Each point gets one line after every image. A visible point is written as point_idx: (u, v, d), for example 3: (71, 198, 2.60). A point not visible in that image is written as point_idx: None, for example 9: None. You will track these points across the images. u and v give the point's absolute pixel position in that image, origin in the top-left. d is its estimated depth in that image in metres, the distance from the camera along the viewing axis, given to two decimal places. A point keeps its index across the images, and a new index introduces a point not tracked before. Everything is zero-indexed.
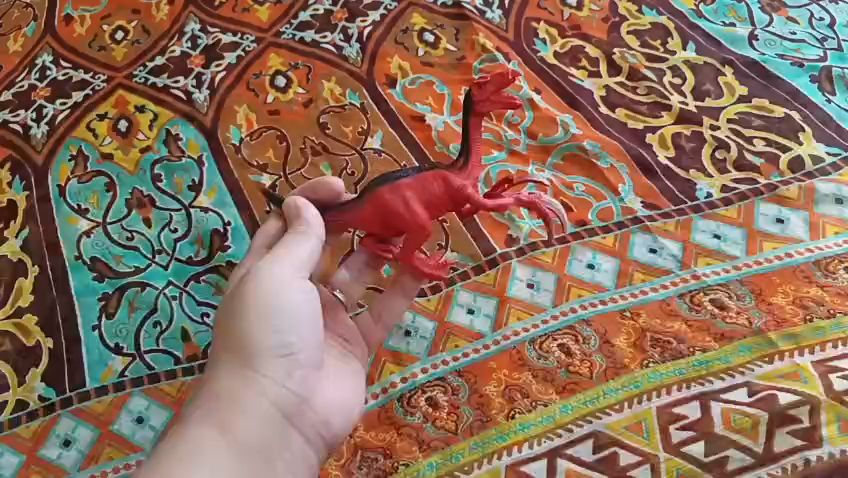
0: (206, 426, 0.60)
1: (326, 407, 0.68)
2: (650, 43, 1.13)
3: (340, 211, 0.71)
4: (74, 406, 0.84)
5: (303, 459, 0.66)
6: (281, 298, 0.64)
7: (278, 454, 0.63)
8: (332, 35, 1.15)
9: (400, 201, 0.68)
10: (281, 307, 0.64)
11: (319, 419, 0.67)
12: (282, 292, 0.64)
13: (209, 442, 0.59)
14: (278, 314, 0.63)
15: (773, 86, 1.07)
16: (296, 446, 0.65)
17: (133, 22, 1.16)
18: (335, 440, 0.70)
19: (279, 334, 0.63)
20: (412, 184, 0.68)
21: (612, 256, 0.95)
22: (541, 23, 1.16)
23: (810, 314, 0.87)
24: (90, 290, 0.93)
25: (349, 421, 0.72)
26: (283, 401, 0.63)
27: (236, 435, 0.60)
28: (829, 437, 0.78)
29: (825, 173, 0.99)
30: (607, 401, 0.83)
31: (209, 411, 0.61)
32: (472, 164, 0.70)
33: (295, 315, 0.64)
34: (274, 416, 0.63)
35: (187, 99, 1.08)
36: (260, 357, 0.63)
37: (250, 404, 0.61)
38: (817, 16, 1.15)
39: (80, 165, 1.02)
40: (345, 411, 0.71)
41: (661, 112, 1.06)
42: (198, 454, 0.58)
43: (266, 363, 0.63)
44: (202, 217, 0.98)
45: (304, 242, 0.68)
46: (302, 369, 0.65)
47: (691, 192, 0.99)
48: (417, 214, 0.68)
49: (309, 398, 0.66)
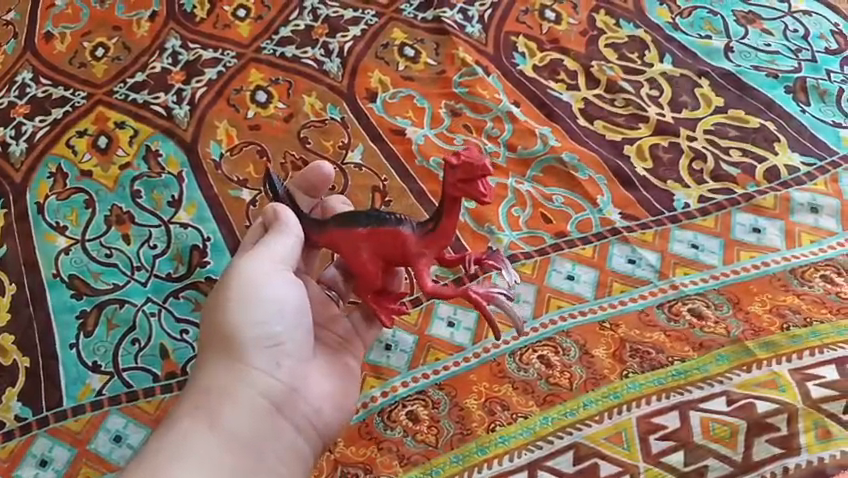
0: (199, 417, 0.68)
1: (319, 398, 0.73)
2: (627, 56, 1.15)
3: (314, 224, 0.71)
4: (51, 425, 0.84)
5: (296, 447, 0.71)
6: (262, 296, 0.69)
7: (266, 441, 0.68)
8: (313, 50, 1.15)
9: (349, 245, 0.68)
10: (264, 305, 0.69)
11: (310, 409, 0.72)
12: (263, 291, 0.70)
13: (202, 428, 0.67)
14: (261, 311, 0.69)
15: (749, 97, 1.09)
16: (287, 434, 0.70)
17: (114, 39, 1.17)
18: (332, 428, 0.74)
19: (260, 330, 0.69)
20: (366, 236, 0.67)
21: (591, 267, 0.95)
22: (520, 37, 1.17)
23: (787, 323, 0.88)
24: (68, 307, 0.92)
25: (346, 411, 0.75)
26: (270, 392, 0.69)
27: (224, 426, 0.67)
28: (807, 445, 0.78)
29: (800, 182, 1.00)
30: (587, 412, 0.84)
31: (201, 402, 0.68)
32: (434, 234, 0.66)
33: (276, 311, 0.70)
34: (261, 407, 0.69)
35: (167, 115, 1.08)
36: (247, 351, 0.69)
37: (237, 396, 0.68)
38: (791, 27, 1.17)
39: (59, 182, 1.02)
40: (340, 401, 0.75)
41: (638, 124, 1.07)
42: (194, 438, 0.67)
43: (252, 357, 0.69)
44: (182, 233, 0.97)
45: (282, 239, 0.71)
46: (288, 362, 0.71)
47: (668, 202, 1.00)
48: (365, 265, 0.68)
49: (298, 390, 0.71)
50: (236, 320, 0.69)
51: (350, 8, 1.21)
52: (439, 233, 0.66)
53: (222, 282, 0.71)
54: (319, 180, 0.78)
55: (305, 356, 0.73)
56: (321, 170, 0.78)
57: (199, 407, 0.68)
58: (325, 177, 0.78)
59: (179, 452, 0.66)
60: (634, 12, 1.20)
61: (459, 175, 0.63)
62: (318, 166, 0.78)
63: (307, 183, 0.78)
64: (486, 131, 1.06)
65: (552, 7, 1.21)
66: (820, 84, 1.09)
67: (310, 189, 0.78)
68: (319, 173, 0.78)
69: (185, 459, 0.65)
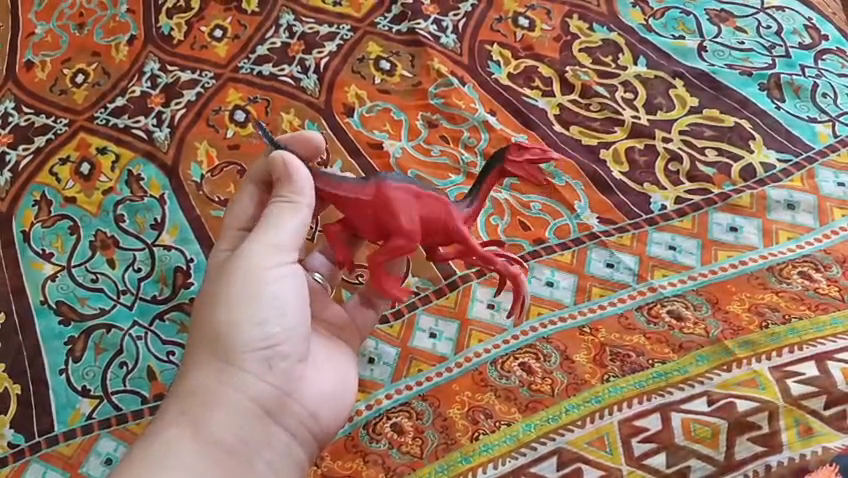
0: (187, 423, 0.66)
1: (314, 400, 0.72)
2: (602, 60, 1.15)
3: (335, 184, 0.68)
4: (43, 451, 0.85)
5: (289, 451, 0.70)
6: (260, 293, 0.67)
7: (257, 447, 0.67)
8: (290, 67, 1.16)
9: (401, 203, 0.67)
10: (263, 303, 0.67)
11: (305, 411, 0.71)
12: (261, 287, 0.68)
13: (189, 438, 0.65)
14: (259, 309, 0.67)
15: (723, 96, 1.09)
16: (279, 439, 0.69)
17: (94, 64, 1.18)
18: (326, 430, 0.73)
19: (258, 331, 0.67)
20: (416, 197, 0.67)
21: (569, 273, 0.96)
22: (494, 45, 1.18)
23: (766, 321, 0.88)
24: (56, 334, 0.94)
25: (340, 413, 0.75)
26: (264, 394, 0.68)
27: (215, 433, 0.65)
28: (789, 443, 0.79)
29: (776, 179, 1.00)
30: (570, 417, 0.84)
31: (188, 408, 0.66)
32: (476, 208, 0.71)
33: (274, 308, 0.68)
34: (254, 411, 0.67)
35: (148, 138, 1.09)
36: (241, 354, 0.67)
37: (229, 401, 0.66)
38: (764, 24, 1.18)
39: (43, 210, 1.04)
40: (335, 403, 0.74)
41: (614, 128, 1.08)
42: (180, 448, 0.64)
43: (247, 358, 0.67)
44: (165, 255, 0.99)
45: (289, 219, 0.68)
46: (284, 363, 0.69)
47: (646, 204, 1.00)
48: (413, 224, 0.67)
49: (293, 393, 0.70)
50: (231, 318, 0.67)
51: (325, 23, 1.22)
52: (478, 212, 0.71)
53: (219, 273, 0.69)
54: (308, 149, 0.74)
55: (301, 357, 0.71)
56: (309, 138, 0.74)
57: (188, 413, 0.66)
58: (315, 146, 0.75)
59: (166, 460, 0.64)
60: (607, 15, 1.21)
61: (526, 158, 0.70)
62: (308, 135, 0.75)
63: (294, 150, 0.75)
64: (462, 141, 1.07)
65: (525, 14, 1.22)
66: (795, 80, 1.09)
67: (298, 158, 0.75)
68: (309, 142, 0.74)
69: (173, 468, 0.63)
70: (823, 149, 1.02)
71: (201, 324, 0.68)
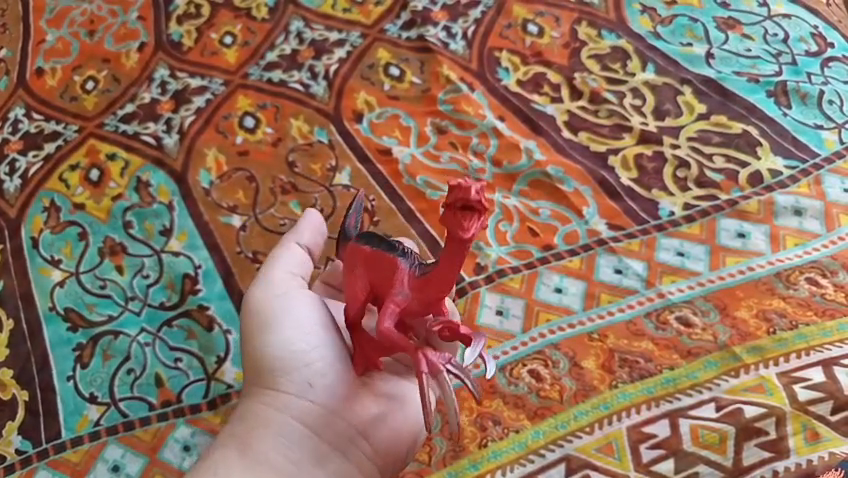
0: (234, 445, 0.64)
1: (366, 416, 0.66)
2: (610, 67, 1.16)
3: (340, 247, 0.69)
4: (50, 457, 0.86)
5: (340, 471, 0.65)
6: (281, 314, 0.68)
7: (305, 468, 0.64)
8: (299, 74, 1.17)
9: (351, 268, 0.63)
10: (286, 319, 0.68)
11: (358, 427, 0.66)
12: (283, 308, 0.68)
13: (234, 459, 0.63)
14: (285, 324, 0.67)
15: (730, 103, 1.10)
16: (330, 457, 0.65)
17: (104, 71, 1.19)
18: (387, 447, 0.67)
19: (289, 348, 0.66)
20: (365, 260, 0.62)
21: (578, 279, 0.96)
22: (503, 52, 1.18)
23: (774, 327, 0.89)
24: (64, 340, 0.94)
25: (405, 429, 0.68)
26: (307, 413, 0.65)
27: (260, 454, 0.63)
28: (796, 448, 0.79)
29: (783, 185, 1.01)
30: (578, 424, 0.85)
31: (235, 431, 0.65)
32: (430, 276, 0.59)
33: (299, 325, 0.67)
34: (300, 431, 0.64)
35: (157, 144, 1.10)
36: (279, 374, 0.66)
37: (273, 421, 0.64)
38: (771, 31, 1.18)
39: (52, 216, 1.05)
40: (396, 418, 0.67)
41: (622, 134, 1.08)
42: (226, 469, 0.62)
43: (285, 378, 0.66)
44: (174, 262, 1.00)
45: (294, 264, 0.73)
46: (325, 379, 0.66)
47: (653, 211, 1.01)
48: (356, 292, 0.62)
49: (342, 408, 0.65)
50: (263, 342, 0.67)
51: (335, 30, 1.22)
52: (434, 282, 0.58)
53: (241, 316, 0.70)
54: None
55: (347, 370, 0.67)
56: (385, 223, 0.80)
57: (237, 436, 0.65)
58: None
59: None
60: (616, 22, 1.21)
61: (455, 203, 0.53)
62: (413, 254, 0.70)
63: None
64: (471, 147, 1.08)
65: (534, 21, 1.22)
66: (801, 87, 1.10)
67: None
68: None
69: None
70: (830, 156, 1.03)
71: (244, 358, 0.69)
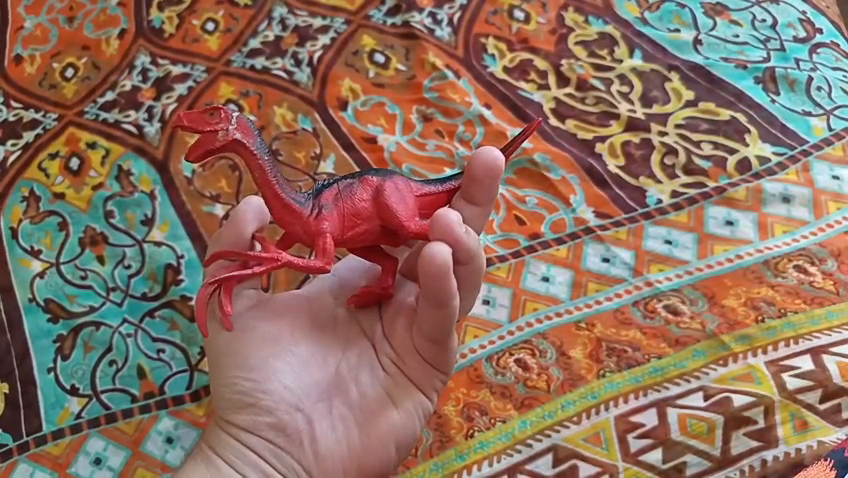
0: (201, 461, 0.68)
1: (316, 452, 0.66)
2: (597, 53, 1.15)
3: None
4: (31, 450, 0.85)
5: None
6: (232, 353, 0.67)
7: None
8: (283, 61, 1.15)
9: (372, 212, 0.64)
10: (235, 359, 0.67)
11: (308, 463, 0.66)
12: (237, 347, 0.67)
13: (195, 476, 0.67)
14: (232, 363, 0.66)
15: (718, 89, 1.09)
16: None
17: (84, 58, 1.17)
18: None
19: (238, 385, 0.66)
20: None
21: (566, 268, 0.95)
22: (489, 38, 1.17)
23: (762, 314, 0.88)
24: (45, 332, 0.93)
25: (363, 468, 0.66)
26: (259, 443, 0.66)
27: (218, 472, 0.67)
28: (784, 437, 0.79)
29: (772, 173, 1.00)
30: (566, 414, 0.84)
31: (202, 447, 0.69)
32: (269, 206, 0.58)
33: (246, 364, 0.66)
34: (252, 460, 0.66)
35: (138, 133, 1.08)
36: (230, 407, 0.67)
37: (226, 446, 0.66)
38: (759, 18, 1.17)
39: (32, 206, 1.03)
40: (350, 456, 0.66)
41: (609, 121, 1.07)
42: None
43: (236, 410, 0.66)
44: (155, 251, 0.98)
45: (285, 308, 0.70)
46: (279, 413, 0.65)
47: (641, 198, 1.00)
48: None
49: (295, 443, 0.66)
50: (220, 375, 0.67)
51: (318, 16, 1.21)
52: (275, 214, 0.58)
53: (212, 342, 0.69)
54: (442, 289, 0.57)
55: (303, 408, 0.66)
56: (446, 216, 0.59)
57: (203, 453, 0.69)
58: (448, 289, 0.57)
59: None
60: (603, 9, 1.20)
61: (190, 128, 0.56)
62: (430, 248, 0.56)
63: (425, 284, 0.57)
64: (457, 135, 1.06)
65: (520, 8, 1.21)
66: (790, 73, 1.09)
67: (430, 297, 0.58)
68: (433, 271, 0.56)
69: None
70: (818, 143, 1.02)
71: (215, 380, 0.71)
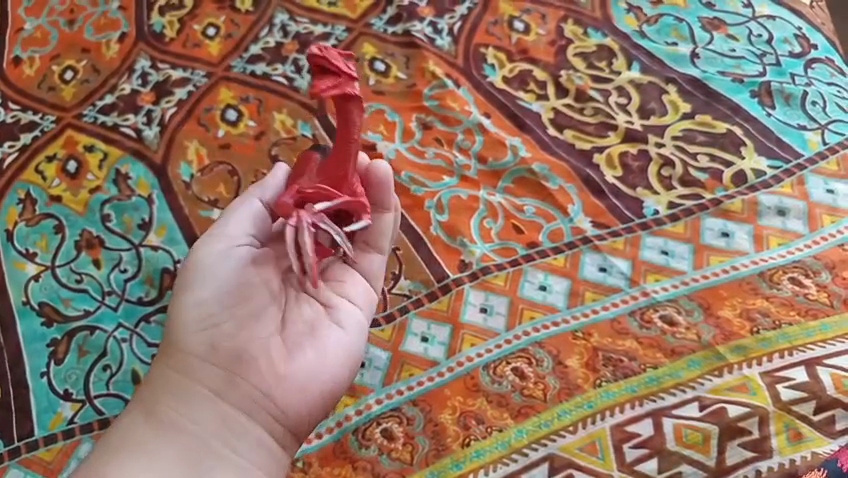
0: (143, 408, 0.67)
1: (270, 377, 0.68)
2: (596, 65, 1.16)
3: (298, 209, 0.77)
4: (22, 456, 0.84)
5: (246, 427, 0.67)
6: (199, 282, 0.69)
7: (209, 429, 0.66)
8: (283, 67, 1.15)
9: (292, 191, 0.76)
10: (198, 286, 0.69)
11: (264, 386, 0.67)
12: (204, 274, 0.69)
13: (135, 425, 0.66)
14: (195, 290, 0.69)
15: (715, 102, 1.10)
16: (234, 415, 0.67)
17: (83, 61, 1.16)
18: (296, 407, 0.68)
19: (198, 312, 0.68)
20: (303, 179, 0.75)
21: (563, 277, 0.96)
22: (489, 48, 1.18)
23: (757, 326, 0.89)
24: (38, 336, 0.92)
25: (314, 391, 0.69)
26: (211, 375, 0.67)
27: (164, 416, 0.66)
28: (779, 448, 0.79)
29: (767, 186, 1.01)
30: (562, 423, 0.84)
31: (143, 397, 0.68)
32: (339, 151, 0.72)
33: (214, 291, 0.69)
34: (205, 395, 0.67)
35: (137, 136, 1.08)
36: (183, 338, 0.68)
37: (174, 383, 0.67)
38: (756, 32, 1.18)
39: (28, 208, 1.02)
40: (303, 378, 0.69)
41: (607, 132, 1.08)
42: (127, 436, 0.65)
43: (190, 340, 0.68)
44: (152, 256, 0.97)
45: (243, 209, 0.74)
46: (232, 341, 0.68)
47: (639, 209, 1.01)
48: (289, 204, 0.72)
49: (249, 367, 0.68)
50: (179, 303, 0.69)
51: (320, 23, 1.21)
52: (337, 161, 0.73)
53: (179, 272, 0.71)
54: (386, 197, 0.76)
55: (256, 335, 0.69)
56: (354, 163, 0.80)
57: (143, 400, 0.68)
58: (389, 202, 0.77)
59: (120, 440, 0.65)
60: (602, 21, 1.21)
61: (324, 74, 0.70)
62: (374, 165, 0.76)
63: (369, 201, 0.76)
64: (457, 143, 1.07)
65: (520, 18, 1.22)
66: (785, 88, 1.10)
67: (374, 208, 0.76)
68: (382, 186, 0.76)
69: (125, 456, 0.63)
70: (813, 156, 1.03)
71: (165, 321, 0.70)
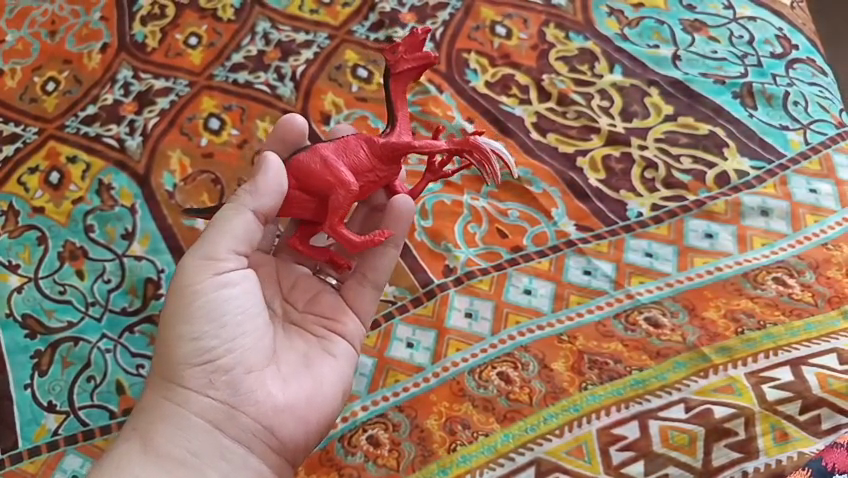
0: (138, 435, 0.66)
1: (270, 412, 0.67)
2: (578, 68, 1.16)
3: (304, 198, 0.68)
4: (7, 468, 0.84)
5: (245, 459, 0.67)
6: (193, 311, 0.66)
7: (208, 461, 0.65)
8: (266, 75, 1.15)
9: (318, 161, 0.66)
10: (195, 316, 0.66)
11: (264, 419, 0.67)
12: (198, 303, 0.66)
13: (133, 456, 0.65)
14: (194, 322, 0.66)
15: (697, 104, 1.10)
16: (232, 447, 0.66)
17: (65, 72, 1.16)
18: (294, 437, 0.69)
19: (196, 346, 0.66)
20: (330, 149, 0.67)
21: (548, 281, 0.96)
22: (471, 54, 1.18)
23: (742, 326, 0.89)
24: (22, 347, 0.92)
25: (309, 423, 0.70)
26: (208, 407, 0.66)
27: (161, 448, 0.65)
28: (765, 449, 0.79)
29: (750, 186, 1.01)
30: (548, 426, 0.84)
31: (138, 424, 0.67)
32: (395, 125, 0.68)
33: (211, 323, 0.66)
34: (202, 426, 0.66)
35: (120, 146, 1.08)
36: (180, 370, 0.66)
37: (171, 415, 0.66)
38: (737, 33, 1.19)
39: (10, 220, 1.02)
40: (301, 412, 0.69)
41: (590, 135, 1.08)
42: (124, 468, 0.64)
43: (188, 373, 0.66)
44: (136, 266, 0.97)
45: (233, 221, 0.67)
46: (229, 374, 0.66)
47: (623, 212, 1.01)
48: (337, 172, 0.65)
49: (248, 401, 0.67)
50: (174, 333, 0.66)
51: (302, 31, 1.21)
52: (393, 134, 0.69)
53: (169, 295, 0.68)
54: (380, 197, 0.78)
55: (252, 365, 0.67)
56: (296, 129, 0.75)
57: (138, 428, 0.67)
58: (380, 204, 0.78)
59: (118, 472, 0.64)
60: (584, 24, 1.22)
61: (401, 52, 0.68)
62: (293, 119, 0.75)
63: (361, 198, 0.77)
64: None
65: (502, 23, 1.22)
66: (767, 88, 1.11)
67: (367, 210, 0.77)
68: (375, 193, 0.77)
69: None
70: (795, 156, 1.04)
71: (158, 347, 0.68)
